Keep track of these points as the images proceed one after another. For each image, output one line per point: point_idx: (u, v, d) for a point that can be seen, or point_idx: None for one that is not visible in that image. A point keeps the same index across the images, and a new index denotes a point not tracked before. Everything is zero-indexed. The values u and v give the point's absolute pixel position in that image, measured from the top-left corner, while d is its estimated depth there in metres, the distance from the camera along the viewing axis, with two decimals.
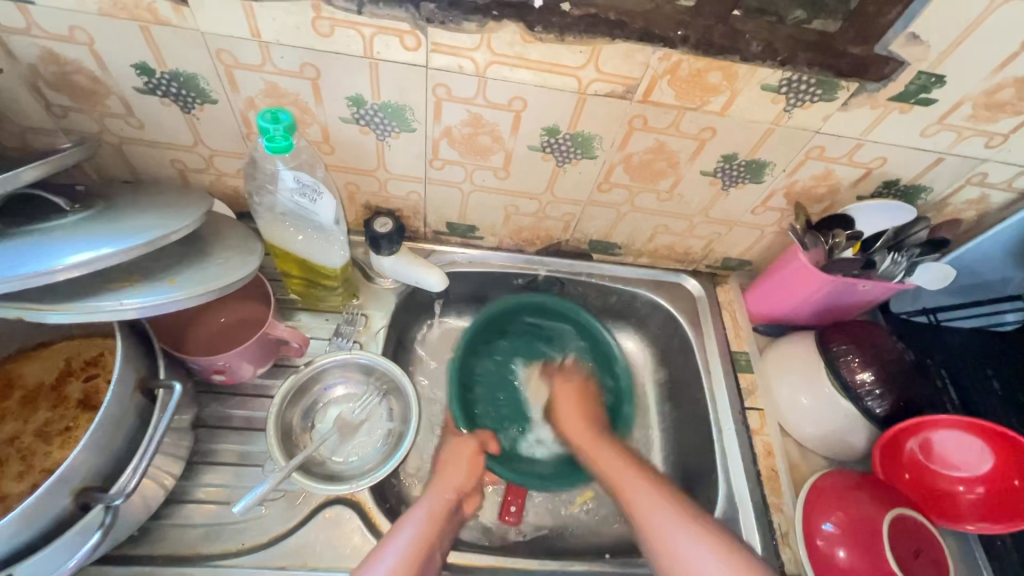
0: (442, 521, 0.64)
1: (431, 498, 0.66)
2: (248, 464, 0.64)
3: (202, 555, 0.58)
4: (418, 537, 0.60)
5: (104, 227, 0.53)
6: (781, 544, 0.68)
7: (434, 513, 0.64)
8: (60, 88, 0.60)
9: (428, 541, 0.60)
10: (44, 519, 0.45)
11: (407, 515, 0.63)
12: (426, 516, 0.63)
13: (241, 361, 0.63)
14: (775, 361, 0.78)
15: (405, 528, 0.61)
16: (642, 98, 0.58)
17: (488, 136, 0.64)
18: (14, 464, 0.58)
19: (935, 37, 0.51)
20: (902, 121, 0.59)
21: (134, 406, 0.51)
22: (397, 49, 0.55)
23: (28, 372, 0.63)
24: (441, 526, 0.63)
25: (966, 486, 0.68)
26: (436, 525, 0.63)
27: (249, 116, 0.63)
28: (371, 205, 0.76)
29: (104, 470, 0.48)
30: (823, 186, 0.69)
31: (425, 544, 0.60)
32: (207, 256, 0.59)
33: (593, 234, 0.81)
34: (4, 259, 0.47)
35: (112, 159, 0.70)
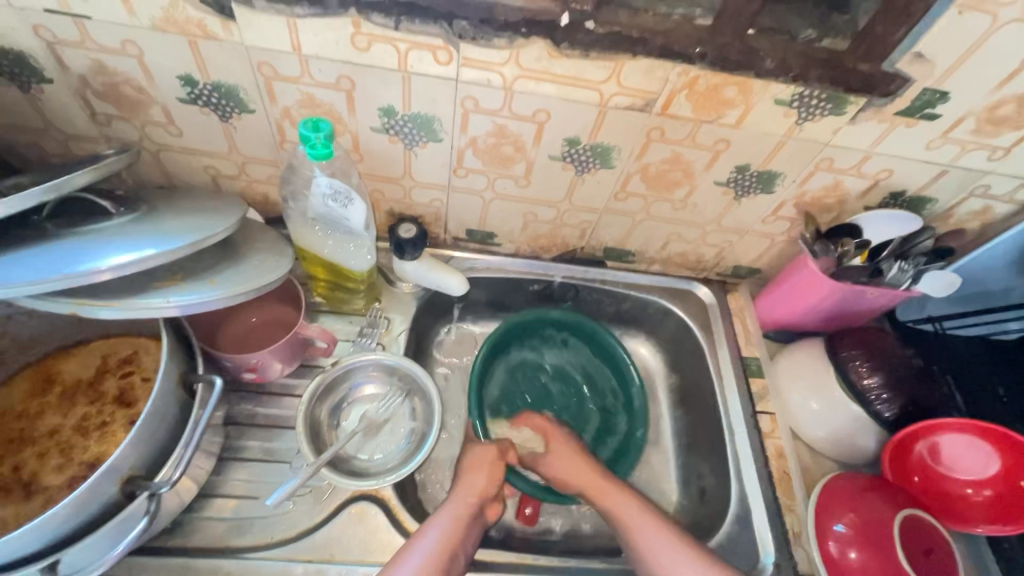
0: (466, 527, 0.61)
1: (455, 502, 0.63)
2: (275, 460, 0.66)
3: (233, 548, 0.60)
4: (437, 547, 0.57)
5: (150, 229, 0.56)
6: (794, 544, 0.70)
7: (457, 521, 0.61)
8: (107, 98, 0.63)
9: (447, 551, 0.58)
10: (93, 506, 0.47)
11: (429, 521, 0.60)
12: (449, 523, 0.60)
13: (272, 360, 0.66)
14: (786, 367, 0.80)
15: (425, 537, 0.58)
16: (660, 111, 0.61)
17: (511, 146, 0.67)
18: (55, 456, 0.60)
19: (939, 56, 0.54)
20: (908, 135, 0.62)
21: (176, 400, 0.53)
22: (430, 63, 0.58)
23: (67, 368, 0.66)
24: (464, 532, 0.60)
25: (975, 488, 0.70)
26: (460, 531, 0.60)
27: (285, 125, 0.66)
28: (395, 211, 0.79)
29: (148, 461, 0.50)
30: (832, 197, 0.72)
31: (445, 552, 0.57)
32: (243, 258, 0.62)
33: (608, 242, 0.84)
34: (59, 258, 0.49)
35: (149, 165, 0.73)
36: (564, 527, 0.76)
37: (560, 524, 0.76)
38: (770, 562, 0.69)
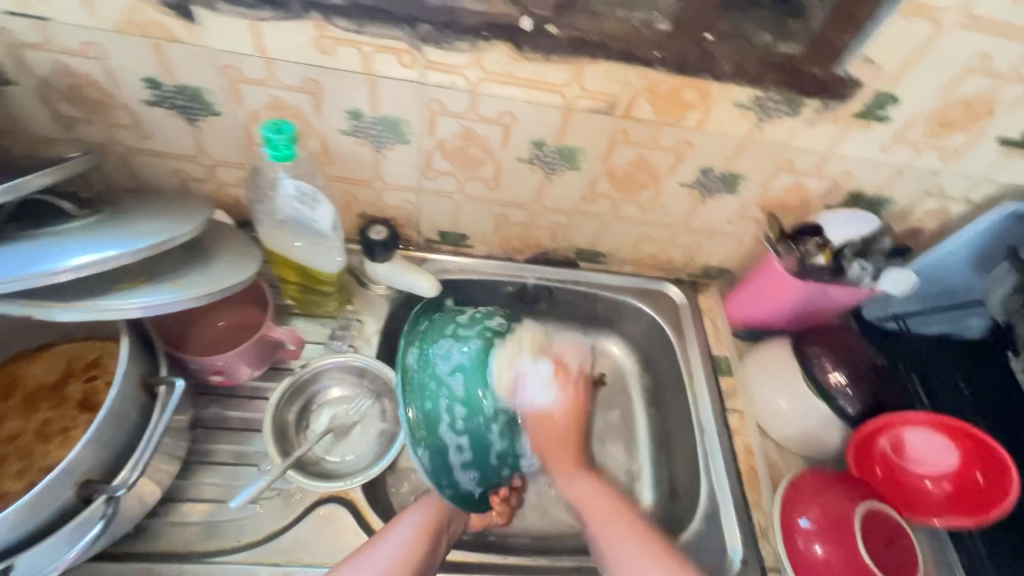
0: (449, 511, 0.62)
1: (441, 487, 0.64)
2: (243, 464, 0.65)
3: (199, 552, 0.59)
4: (421, 532, 0.59)
5: (111, 231, 0.56)
6: (761, 539, 0.71)
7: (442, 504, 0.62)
8: (70, 100, 0.63)
9: (429, 538, 0.59)
10: (46, 510, 0.46)
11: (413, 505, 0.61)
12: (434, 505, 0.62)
13: (239, 363, 0.65)
14: (754, 365, 0.82)
15: (405, 524, 0.59)
16: (624, 114, 0.63)
17: (479, 148, 0.68)
18: (14, 462, 0.59)
19: (886, 60, 0.56)
20: (863, 137, 0.64)
21: (137, 403, 0.53)
22: (395, 66, 0.58)
23: (29, 372, 0.65)
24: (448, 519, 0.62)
25: (933, 482, 0.71)
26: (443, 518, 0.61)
27: (252, 128, 0.66)
28: (366, 213, 0.79)
29: (105, 463, 0.50)
30: (794, 198, 0.74)
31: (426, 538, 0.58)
32: (209, 260, 0.62)
33: (579, 244, 0.85)
34: (14, 260, 0.49)
35: (116, 168, 0.72)
36: (537, 527, 0.77)
37: (532, 524, 0.77)
38: (737, 556, 0.70)
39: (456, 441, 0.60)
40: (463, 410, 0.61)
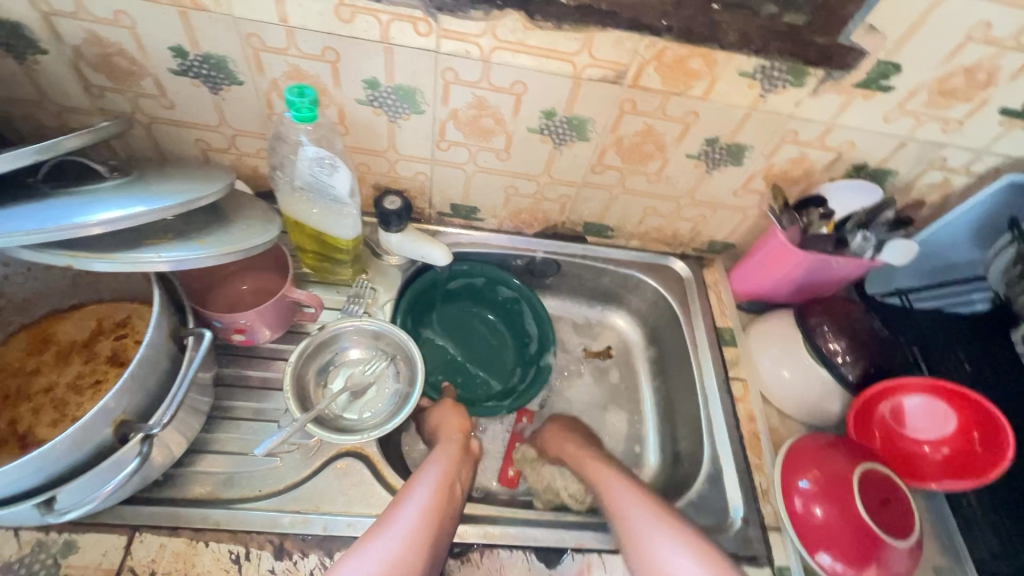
0: (459, 460, 0.67)
1: (446, 440, 0.69)
2: (264, 420, 0.69)
3: (223, 499, 0.62)
4: (441, 479, 0.63)
5: (140, 191, 0.59)
6: (761, 500, 0.73)
7: (452, 455, 0.67)
8: (100, 69, 0.65)
9: (449, 483, 0.63)
10: (85, 446, 0.49)
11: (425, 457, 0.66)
12: (445, 458, 0.66)
13: (261, 324, 0.68)
14: (759, 336, 0.84)
15: (425, 474, 0.63)
16: (632, 83, 0.64)
17: (491, 118, 0.70)
18: (49, 412, 0.62)
19: (889, 28, 0.57)
20: (867, 107, 0.66)
21: (168, 353, 0.56)
22: (411, 35, 0.60)
23: (62, 330, 0.68)
24: (458, 466, 0.66)
25: (931, 446, 0.73)
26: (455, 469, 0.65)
27: (273, 97, 0.69)
28: (380, 184, 0.82)
29: (139, 406, 0.53)
30: (799, 169, 0.76)
31: (446, 484, 0.62)
32: (232, 223, 0.65)
33: (587, 217, 0.87)
34: (54, 213, 0.52)
35: (141, 138, 0.75)
36: (545, 488, 0.79)
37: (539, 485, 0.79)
38: (738, 515, 0.72)
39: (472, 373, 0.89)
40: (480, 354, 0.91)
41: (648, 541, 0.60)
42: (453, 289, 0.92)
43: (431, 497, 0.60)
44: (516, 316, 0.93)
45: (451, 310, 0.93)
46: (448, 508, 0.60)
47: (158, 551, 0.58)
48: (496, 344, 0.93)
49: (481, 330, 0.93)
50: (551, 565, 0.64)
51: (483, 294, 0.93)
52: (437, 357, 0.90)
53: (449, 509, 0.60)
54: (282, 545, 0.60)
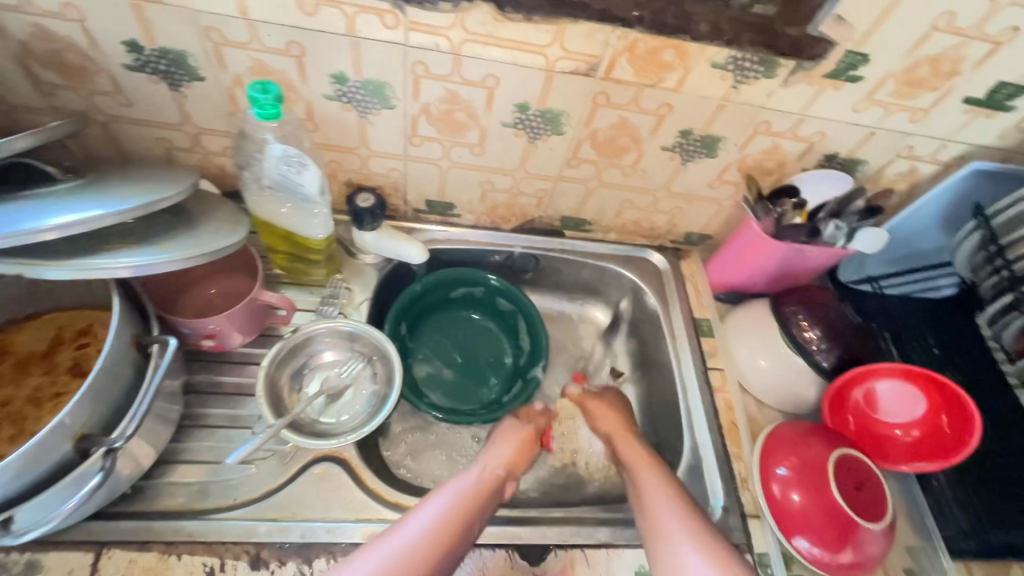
0: (488, 493, 0.63)
1: (480, 469, 0.66)
2: (238, 426, 0.67)
3: (196, 511, 0.60)
4: (459, 506, 0.60)
5: (98, 194, 0.56)
6: (741, 488, 0.74)
7: (483, 484, 0.64)
8: (50, 65, 0.62)
9: (468, 513, 0.59)
10: (43, 464, 0.47)
11: (452, 482, 0.63)
12: (472, 486, 0.63)
13: (231, 329, 0.66)
14: (736, 326, 0.85)
15: (444, 498, 0.60)
16: (605, 75, 0.64)
17: (463, 112, 0.69)
18: (7, 427, 0.59)
19: (857, 19, 0.58)
20: (836, 97, 0.66)
21: (130, 362, 0.54)
22: (378, 28, 0.59)
23: (19, 340, 0.65)
24: (486, 498, 0.63)
25: (903, 430, 0.75)
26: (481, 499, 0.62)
27: (236, 93, 0.66)
28: (353, 182, 0.80)
29: (100, 419, 0.50)
30: (772, 160, 0.76)
31: (464, 513, 0.59)
32: (197, 225, 0.62)
33: (564, 211, 0.86)
34: (3, 218, 0.49)
35: (98, 137, 0.72)
36: (528, 484, 0.79)
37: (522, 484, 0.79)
38: (719, 504, 0.73)
39: (455, 379, 0.87)
40: (468, 359, 0.89)
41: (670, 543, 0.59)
42: (455, 297, 0.91)
43: (441, 524, 0.57)
44: (510, 325, 0.91)
45: (443, 316, 0.92)
46: (461, 536, 0.57)
47: (128, 566, 0.56)
48: (495, 357, 0.90)
49: (472, 337, 0.91)
50: (534, 561, 0.64)
51: (483, 302, 0.92)
52: (423, 359, 0.88)
53: (461, 537, 0.57)
54: (259, 555, 0.58)
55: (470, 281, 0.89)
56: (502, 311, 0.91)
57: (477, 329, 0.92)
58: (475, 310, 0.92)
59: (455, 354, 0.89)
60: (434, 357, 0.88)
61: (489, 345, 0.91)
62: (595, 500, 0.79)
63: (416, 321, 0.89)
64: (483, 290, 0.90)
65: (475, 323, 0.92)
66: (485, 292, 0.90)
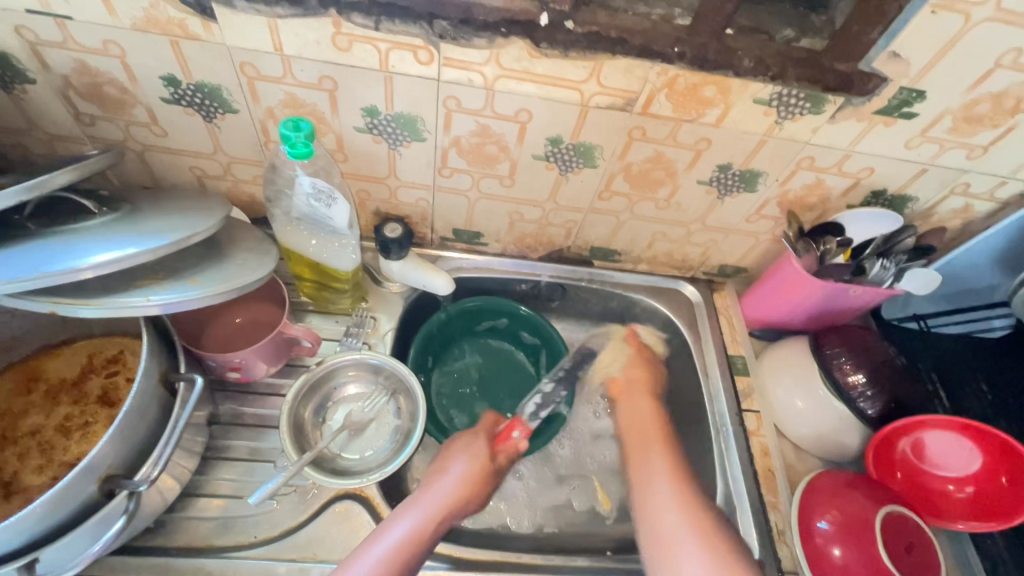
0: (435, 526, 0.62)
1: (430, 499, 0.64)
2: (260, 460, 0.66)
3: (216, 547, 0.60)
4: (402, 543, 0.58)
5: (131, 228, 0.56)
6: (778, 541, 0.70)
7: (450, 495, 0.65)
8: (90, 98, 0.63)
9: (420, 541, 0.59)
10: (69, 505, 0.46)
11: (401, 512, 0.62)
12: (418, 520, 0.61)
13: (256, 359, 0.66)
14: (772, 364, 0.81)
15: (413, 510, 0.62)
16: (641, 110, 0.62)
17: (495, 145, 0.67)
18: (36, 456, 0.60)
19: (913, 55, 0.55)
20: (887, 134, 0.63)
21: (158, 399, 0.53)
22: (411, 63, 0.58)
23: (52, 367, 0.65)
24: (436, 528, 0.62)
25: (956, 485, 0.70)
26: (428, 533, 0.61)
27: (269, 125, 0.66)
28: (381, 211, 0.79)
29: (126, 458, 0.50)
30: (814, 195, 0.73)
31: (408, 550, 0.58)
32: (227, 257, 0.62)
33: (594, 241, 0.84)
34: (39, 257, 0.49)
35: (135, 165, 0.73)
36: (551, 525, 0.77)
37: (546, 526, 0.77)
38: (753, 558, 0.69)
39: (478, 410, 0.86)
40: (492, 391, 0.87)
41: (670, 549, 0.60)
42: (481, 328, 0.90)
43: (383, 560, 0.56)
44: (536, 356, 0.89)
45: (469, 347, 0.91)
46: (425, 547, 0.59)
47: None
48: (520, 389, 0.88)
49: (496, 368, 0.89)
50: None
51: (510, 333, 0.91)
52: (446, 389, 0.87)
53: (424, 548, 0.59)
54: None
55: (496, 312, 0.88)
56: (528, 342, 0.90)
57: (504, 359, 0.90)
58: (501, 340, 0.91)
59: (480, 385, 0.88)
60: (457, 388, 0.87)
61: (515, 376, 0.89)
62: (620, 545, 0.76)
63: (442, 351, 0.89)
64: (509, 321, 0.89)
65: (502, 354, 0.91)
66: (511, 323, 0.89)
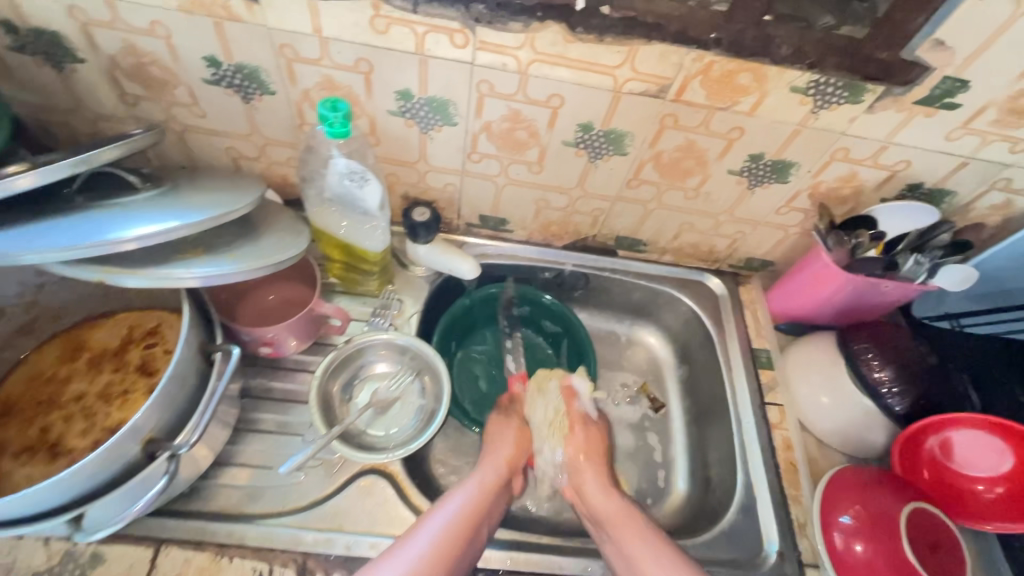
0: (495, 497, 0.64)
1: (484, 472, 0.66)
2: (288, 433, 0.68)
3: (247, 514, 0.62)
4: (469, 510, 0.60)
5: (173, 204, 0.58)
6: (799, 534, 0.70)
7: (490, 486, 0.65)
8: (135, 78, 0.65)
9: (470, 527, 0.58)
10: (114, 464, 0.49)
11: (459, 485, 0.64)
12: (476, 490, 0.63)
13: (288, 335, 0.68)
14: (798, 359, 0.80)
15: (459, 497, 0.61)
16: (674, 97, 0.61)
17: (525, 131, 0.68)
18: (79, 421, 0.62)
19: (958, 44, 0.53)
20: (927, 125, 0.62)
21: (196, 368, 0.55)
22: (446, 46, 0.59)
23: (95, 336, 0.68)
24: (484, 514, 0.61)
25: (985, 485, 0.69)
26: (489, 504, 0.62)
27: (304, 107, 0.68)
28: (409, 195, 0.80)
29: (166, 423, 0.52)
30: (848, 188, 0.71)
31: (475, 516, 0.60)
32: (262, 236, 0.64)
33: (620, 231, 0.84)
34: (88, 226, 0.51)
35: (174, 145, 0.75)
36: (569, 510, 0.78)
37: (564, 510, 0.77)
38: (773, 550, 0.69)
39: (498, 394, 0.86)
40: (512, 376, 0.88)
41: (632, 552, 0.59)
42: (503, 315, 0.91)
43: (456, 523, 0.57)
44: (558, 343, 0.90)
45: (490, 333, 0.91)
46: (474, 535, 0.58)
47: (183, 565, 0.57)
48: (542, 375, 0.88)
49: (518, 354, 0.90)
50: None
51: (531, 320, 0.91)
52: (468, 373, 0.88)
53: (473, 535, 0.58)
54: (305, 564, 0.59)
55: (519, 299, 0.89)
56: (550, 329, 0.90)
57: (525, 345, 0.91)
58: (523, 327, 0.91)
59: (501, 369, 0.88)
60: (478, 372, 0.88)
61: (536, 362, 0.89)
62: None
63: (464, 337, 0.90)
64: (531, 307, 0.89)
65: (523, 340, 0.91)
66: (534, 310, 0.90)
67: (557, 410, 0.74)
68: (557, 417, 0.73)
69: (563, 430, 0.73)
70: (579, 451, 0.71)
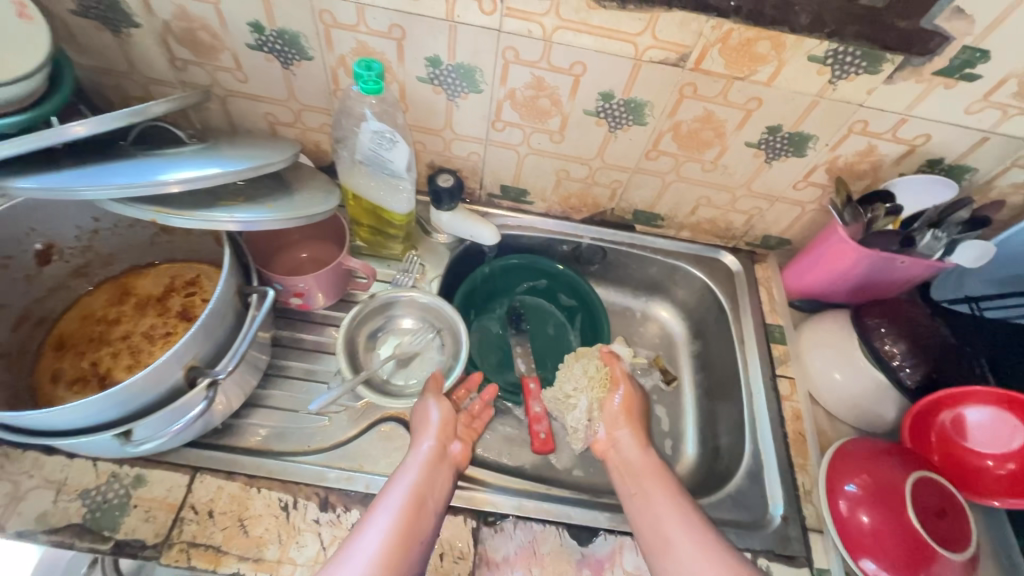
0: (430, 483, 0.60)
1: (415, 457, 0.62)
2: (314, 380, 0.72)
3: (275, 451, 0.66)
4: (403, 509, 0.56)
5: (217, 156, 0.62)
6: (804, 500, 0.71)
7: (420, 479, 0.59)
8: (185, 43, 0.70)
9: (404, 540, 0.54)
10: (159, 387, 0.53)
11: (392, 481, 0.59)
12: (407, 490, 0.58)
13: (317, 288, 0.71)
14: (811, 334, 0.81)
15: (386, 506, 0.56)
16: (694, 66, 0.63)
17: (548, 99, 0.70)
18: (125, 357, 0.67)
19: (978, 11, 0.54)
20: (947, 97, 0.62)
21: (234, 307, 0.60)
22: (475, 13, 0.62)
23: (142, 284, 0.74)
24: (416, 520, 0.56)
25: (995, 461, 0.69)
26: (428, 490, 0.59)
27: (339, 73, 0.72)
28: (435, 163, 0.84)
29: (207, 353, 0.57)
30: (866, 163, 0.72)
31: (414, 506, 0.57)
32: (297, 191, 0.68)
33: (637, 204, 0.86)
34: (141, 171, 0.55)
35: (216, 109, 0.80)
36: (579, 471, 0.80)
37: (574, 469, 0.80)
38: (778, 513, 0.70)
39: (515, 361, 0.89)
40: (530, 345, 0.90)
41: (662, 531, 0.59)
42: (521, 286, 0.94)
43: (392, 530, 0.54)
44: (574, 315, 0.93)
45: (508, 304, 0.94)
46: (410, 545, 0.54)
47: (216, 491, 0.62)
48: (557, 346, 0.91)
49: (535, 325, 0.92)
50: (583, 543, 0.65)
51: (548, 294, 0.94)
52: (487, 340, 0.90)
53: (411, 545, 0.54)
54: (327, 498, 0.63)
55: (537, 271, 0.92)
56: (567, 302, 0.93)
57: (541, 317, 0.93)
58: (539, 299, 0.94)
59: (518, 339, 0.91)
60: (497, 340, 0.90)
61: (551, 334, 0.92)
62: None
63: (483, 305, 0.92)
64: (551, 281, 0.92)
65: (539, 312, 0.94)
66: (551, 283, 0.92)
67: (598, 367, 0.78)
68: (598, 372, 0.78)
69: (603, 385, 0.77)
70: (620, 408, 0.74)
